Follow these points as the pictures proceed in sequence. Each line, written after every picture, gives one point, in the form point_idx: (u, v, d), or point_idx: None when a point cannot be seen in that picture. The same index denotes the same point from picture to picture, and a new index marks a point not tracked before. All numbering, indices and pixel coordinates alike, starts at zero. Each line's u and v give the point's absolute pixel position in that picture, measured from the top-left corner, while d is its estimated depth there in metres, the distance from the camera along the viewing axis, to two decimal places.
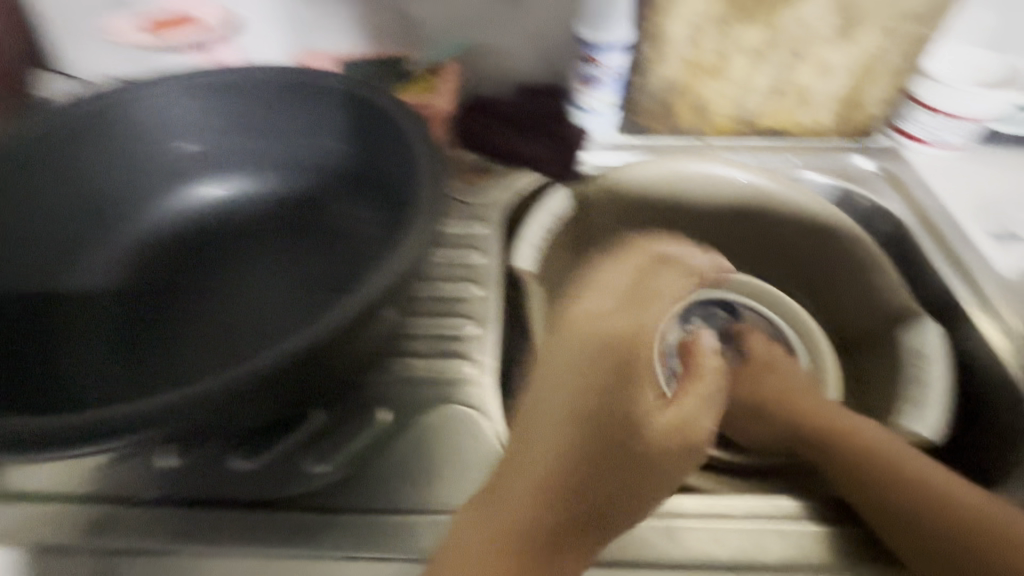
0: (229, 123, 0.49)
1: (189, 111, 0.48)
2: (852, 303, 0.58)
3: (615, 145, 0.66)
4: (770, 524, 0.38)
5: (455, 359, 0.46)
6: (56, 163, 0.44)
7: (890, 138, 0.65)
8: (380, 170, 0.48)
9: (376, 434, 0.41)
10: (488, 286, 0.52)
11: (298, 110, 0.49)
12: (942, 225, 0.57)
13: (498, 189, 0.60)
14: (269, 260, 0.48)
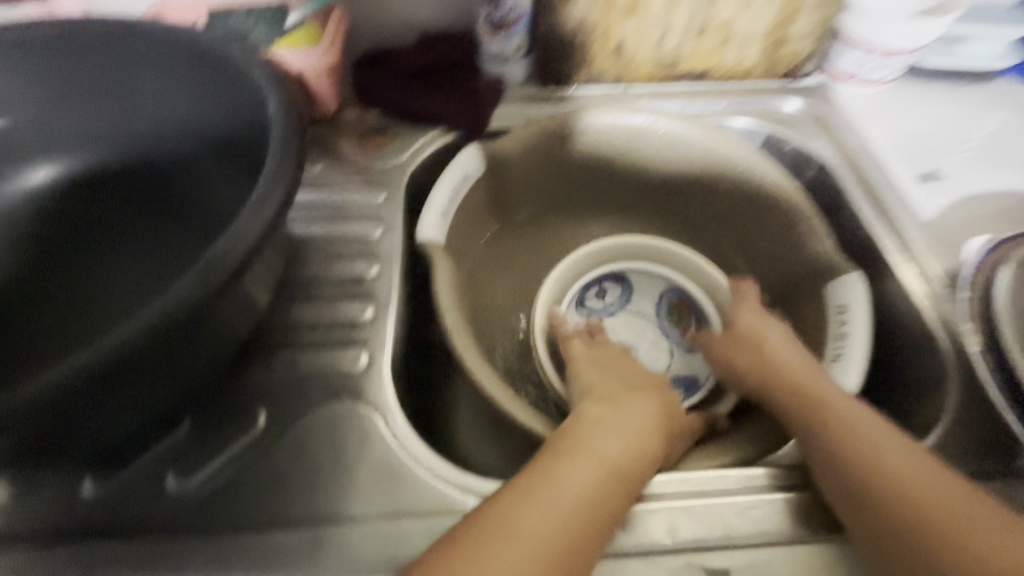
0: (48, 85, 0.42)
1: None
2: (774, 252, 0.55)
3: (531, 96, 0.60)
4: (688, 500, 0.35)
5: (340, 345, 0.41)
6: None
7: (821, 77, 0.63)
8: (247, 154, 0.41)
9: (252, 438, 0.37)
10: (384, 261, 0.46)
11: (132, 74, 0.42)
12: (867, 168, 0.54)
13: (401, 151, 0.54)
14: (124, 254, 0.44)
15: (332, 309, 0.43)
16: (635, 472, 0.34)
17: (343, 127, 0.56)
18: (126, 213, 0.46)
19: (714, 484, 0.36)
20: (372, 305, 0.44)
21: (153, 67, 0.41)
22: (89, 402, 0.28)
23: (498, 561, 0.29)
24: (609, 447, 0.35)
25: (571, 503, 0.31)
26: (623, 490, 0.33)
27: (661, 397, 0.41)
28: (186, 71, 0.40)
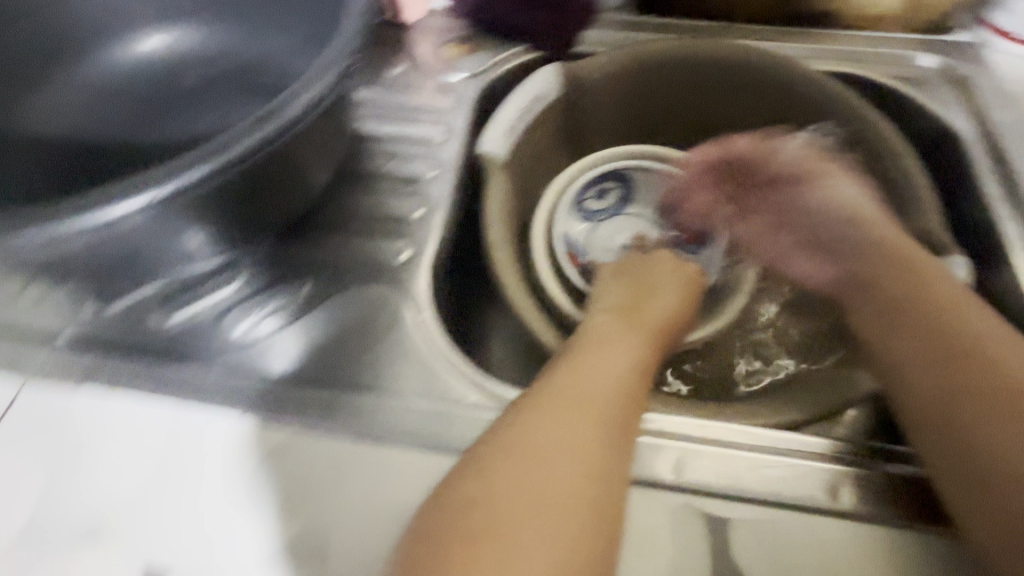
0: None
1: None
2: None
3: (624, 21, 0.56)
4: (703, 445, 0.33)
5: (386, 235, 0.43)
6: None
7: (976, 33, 0.53)
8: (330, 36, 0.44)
9: (295, 302, 0.39)
10: (443, 167, 0.47)
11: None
12: (1008, 143, 0.46)
13: (478, 64, 0.53)
14: (211, 122, 0.47)
15: (384, 202, 0.45)
16: (633, 383, 0.33)
17: (426, 34, 0.56)
18: (218, 84, 0.49)
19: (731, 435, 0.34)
20: (421, 205, 0.44)
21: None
22: (156, 226, 0.31)
23: (506, 471, 0.28)
24: (624, 341, 0.36)
25: (580, 412, 0.30)
26: (628, 404, 0.32)
27: (666, 315, 0.39)
28: None
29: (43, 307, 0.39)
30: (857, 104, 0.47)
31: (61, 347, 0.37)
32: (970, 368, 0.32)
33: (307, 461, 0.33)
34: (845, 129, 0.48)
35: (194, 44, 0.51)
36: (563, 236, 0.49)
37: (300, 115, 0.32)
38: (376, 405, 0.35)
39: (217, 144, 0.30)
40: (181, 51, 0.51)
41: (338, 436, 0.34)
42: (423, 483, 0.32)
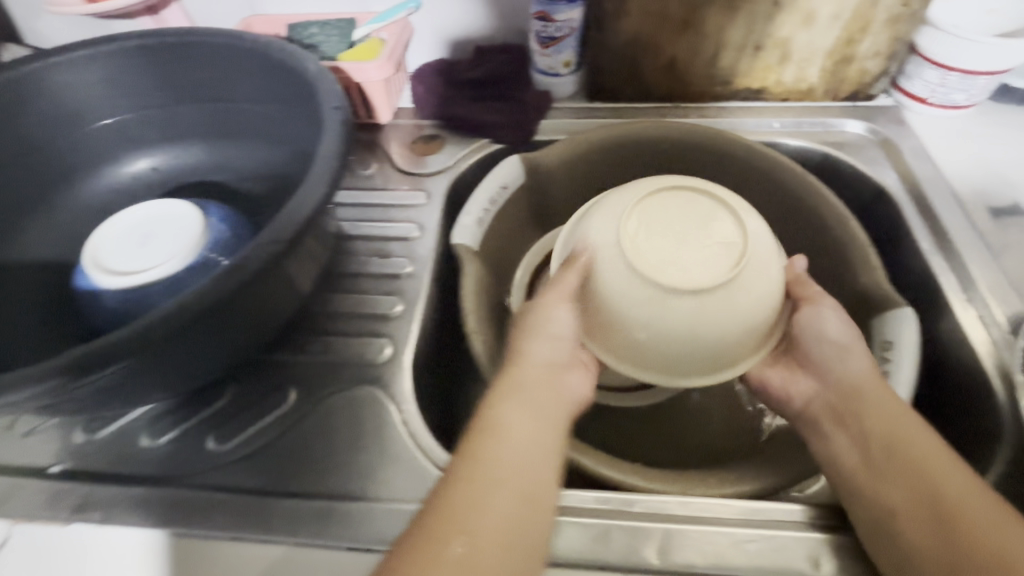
0: (171, 88, 0.50)
1: (128, 80, 0.49)
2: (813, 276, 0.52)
3: (577, 109, 0.61)
4: (686, 523, 0.34)
5: (366, 334, 0.45)
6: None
7: (892, 97, 0.58)
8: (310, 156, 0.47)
9: (282, 413, 0.40)
10: (420, 262, 0.50)
11: (240, 80, 0.49)
12: (934, 197, 0.50)
13: (447, 160, 0.57)
14: None
15: (362, 302, 0.47)
16: None
17: (396, 135, 0.61)
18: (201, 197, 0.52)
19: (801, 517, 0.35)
20: (395, 303, 0.47)
21: (257, 74, 0.48)
22: (160, 352, 0.34)
23: None
24: None
25: None
26: None
27: None
28: (274, 82, 0.47)
29: (31, 441, 0.40)
30: (797, 170, 0.51)
31: (49, 481, 0.37)
32: (908, 471, 0.33)
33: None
34: (790, 194, 0.52)
35: (196, 160, 0.54)
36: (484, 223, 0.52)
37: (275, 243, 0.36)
38: (366, 511, 0.36)
39: (211, 285, 0.35)
40: (185, 168, 0.54)
41: (326, 549, 0.34)
42: None
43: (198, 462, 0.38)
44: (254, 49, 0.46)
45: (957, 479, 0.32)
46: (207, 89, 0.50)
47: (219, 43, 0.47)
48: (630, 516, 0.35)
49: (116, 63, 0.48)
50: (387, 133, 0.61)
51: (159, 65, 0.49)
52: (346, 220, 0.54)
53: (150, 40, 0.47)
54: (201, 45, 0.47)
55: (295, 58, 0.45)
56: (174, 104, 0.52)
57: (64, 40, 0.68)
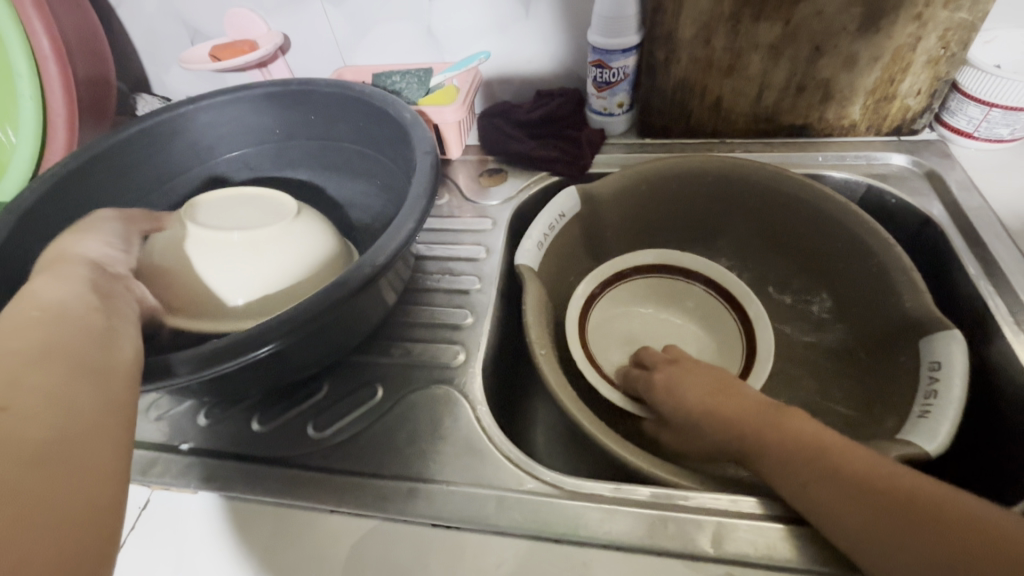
0: (284, 127, 0.59)
1: (252, 120, 0.59)
2: (860, 299, 0.55)
3: (629, 145, 0.67)
4: (736, 518, 0.37)
5: (441, 340, 0.51)
6: (148, 155, 0.55)
7: (936, 132, 0.61)
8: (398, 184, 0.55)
9: (370, 407, 0.46)
10: (487, 280, 0.56)
11: (342, 121, 0.57)
12: (981, 227, 0.52)
13: (512, 191, 0.64)
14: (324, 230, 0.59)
15: (438, 315, 0.53)
16: None
17: (464, 169, 0.68)
18: None
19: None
20: (465, 316, 0.53)
21: (359, 118, 0.56)
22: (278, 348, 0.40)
23: None
24: None
25: None
26: None
27: None
28: (370, 123, 0.55)
29: (162, 422, 0.47)
30: (842, 200, 0.55)
31: (180, 455, 0.44)
32: (864, 488, 0.33)
33: (388, 550, 0.38)
34: (836, 222, 0.55)
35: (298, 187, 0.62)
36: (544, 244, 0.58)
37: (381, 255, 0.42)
38: (442, 494, 0.40)
39: (330, 289, 0.41)
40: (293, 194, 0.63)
41: (407, 523, 0.39)
42: (492, 563, 0.37)
43: (301, 448, 0.44)
44: (362, 97, 0.54)
45: (906, 473, 0.33)
46: (314, 129, 0.59)
47: (329, 92, 0.55)
48: (685, 510, 0.38)
49: (245, 105, 0.57)
50: (456, 167, 0.69)
51: (279, 109, 0.58)
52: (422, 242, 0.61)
53: (274, 88, 0.56)
54: (313, 93, 0.56)
55: (392, 104, 0.52)
56: (285, 140, 0.61)
57: (187, 89, 0.80)
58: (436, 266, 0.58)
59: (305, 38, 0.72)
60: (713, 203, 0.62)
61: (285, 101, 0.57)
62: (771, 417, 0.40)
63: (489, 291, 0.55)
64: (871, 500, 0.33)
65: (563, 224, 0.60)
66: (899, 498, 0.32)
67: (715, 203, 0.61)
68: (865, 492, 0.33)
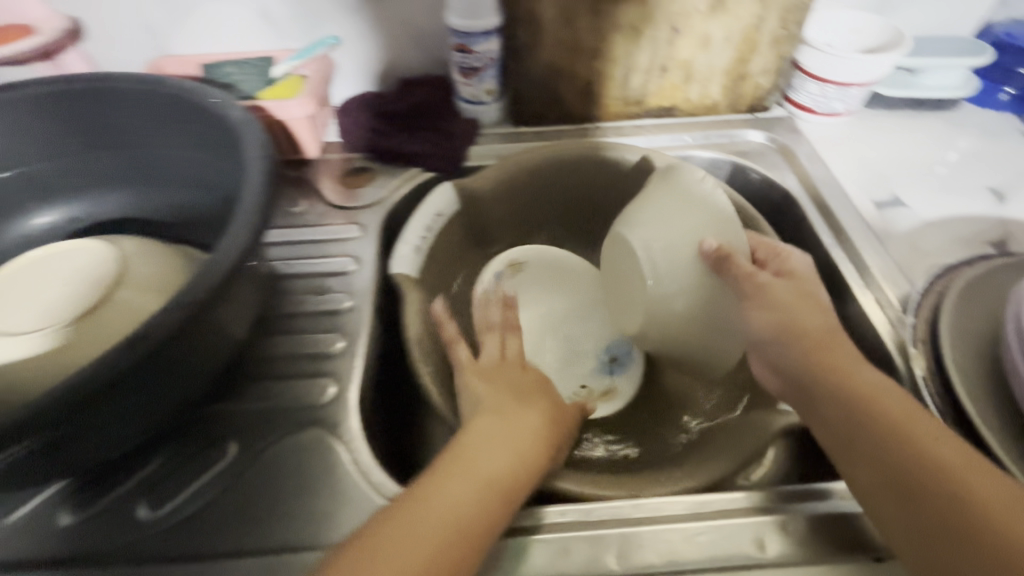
0: (77, 136, 0.48)
1: (26, 130, 0.46)
2: None
3: (504, 134, 0.63)
4: (641, 525, 0.36)
5: (306, 373, 0.44)
6: None
7: (785, 109, 0.65)
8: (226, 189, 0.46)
9: (222, 468, 0.39)
10: (359, 295, 0.49)
11: (152, 124, 0.47)
12: (829, 196, 0.55)
13: (382, 192, 0.58)
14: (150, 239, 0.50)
15: (301, 344, 0.46)
16: None
17: (325, 170, 0.60)
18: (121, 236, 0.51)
19: (748, 503, 0.37)
20: (334, 340, 0.46)
21: (177, 120, 0.46)
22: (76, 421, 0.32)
23: None
24: None
25: None
26: None
27: None
28: (188, 124, 0.45)
29: None
30: None
31: None
32: (902, 469, 0.33)
33: None
34: None
35: (114, 206, 0.51)
36: (423, 249, 0.53)
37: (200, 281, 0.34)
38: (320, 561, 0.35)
39: (136, 332, 0.32)
40: (101, 221, 0.51)
41: None
42: None
43: (130, 535, 0.36)
44: (177, 94, 0.44)
45: (959, 462, 0.32)
46: (118, 136, 0.48)
47: (129, 89, 0.45)
48: (588, 526, 0.36)
49: (13, 112, 0.44)
50: (315, 168, 0.61)
51: (63, 114, 0.46)
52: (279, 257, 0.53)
53: (51, 88, 0.44)
54: (107, 90, 0.45)
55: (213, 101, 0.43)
56: (83, 152, 0.49)
57: None
58: (298, 284, 0.51)
59: (104, 22, 0.59)
60: (596, 189, 0.60)
61: (70, 104, 0.45)
62: (843, 362, 0.39)
63: (363, 307, 0.48)
64: (901, 481, 0.33)
65: (442, 224, 0.55)
66: (925, 486, 0.32)
67: (596, 189, 0.60)
68: (890, 471, 0.34)
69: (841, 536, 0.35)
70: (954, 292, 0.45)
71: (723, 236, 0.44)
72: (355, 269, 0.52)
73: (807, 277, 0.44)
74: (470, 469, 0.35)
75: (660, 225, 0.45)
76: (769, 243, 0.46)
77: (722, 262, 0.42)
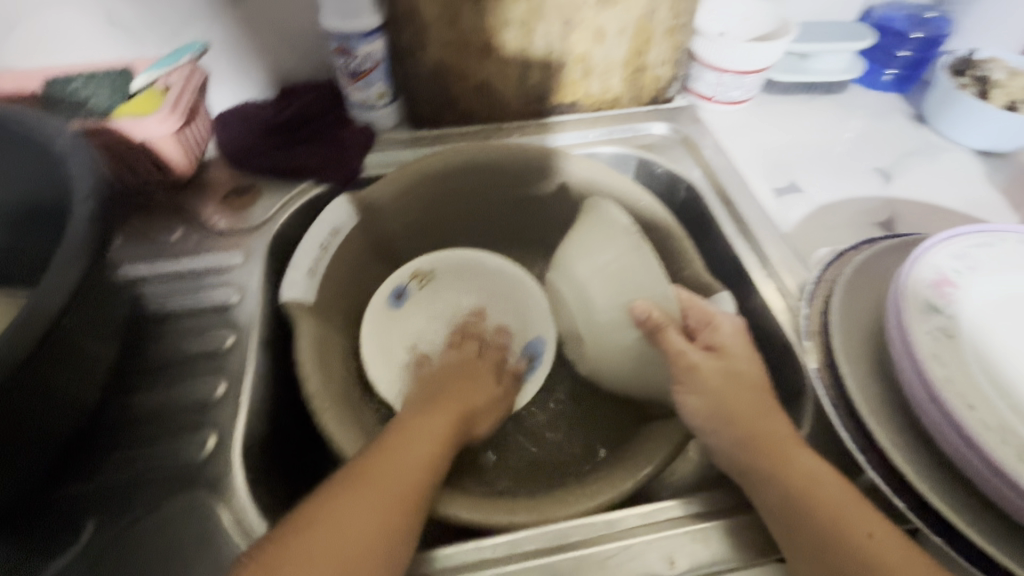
0: None
1: None
2: None
3: (402, 139, 0.60)
4: (556, 556, 0.34)
5: (183, 428, 0.39)
6: None
7: (687, 98, 0.65)
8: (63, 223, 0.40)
9: (79, 552, 0.34)
10: (244, 331, 0.45)
11: None
12: (730, 186, 0.55)
13: (268, 212, 0.53)
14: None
15: (176, 394, 0.41)
16: None
17: (204, 191, 0.55)
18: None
19: (658, 516, 0.36)
20: (215, 386, 0.42)
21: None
22: None
23: None
24: None
25: None
26: None
27: None
28: (8, 154, 0.39)
29: None
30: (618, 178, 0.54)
31: None
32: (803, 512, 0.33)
33: None
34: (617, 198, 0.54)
35: None
36: (318, 271, 0.48)
37: (2, 347, 0.28)
38: None
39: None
40: None
41: None
42: None
43: None
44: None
45: (843, 498, 0.33)
46: None
47: None
48: (501, 563, 0.34)
49: None
50: (192, 190, 0.55)
51: None
52: (153, 293, 0.47)
53: None
54: None
55: (35, 126, 0.37)
56: None
57: None
58: (174, 324, 0.45)
59: None
60: (505, 192, 0.57)
61: None
62: (751, 407, 0.37)
63: (250, 345, 0.44)
64: (802, 523, 0.32)
65: (338, 243, 0.50)
66: (824, 526, 0.32)
67: (506, 192, 0.57)
68: (793, 514, 0.33)
69: (753, 539, 0.35)
70: (848, 272, 0.44)
71: (653, 297, 0.41)
72: (240, 303, 0.47)
73: (738, 351, 0.40)
74: (386, 480, 0.34)
75: (596, 267, 0.45)
76: (699, 310, 0.42)
77: (655, 331, 0.40)
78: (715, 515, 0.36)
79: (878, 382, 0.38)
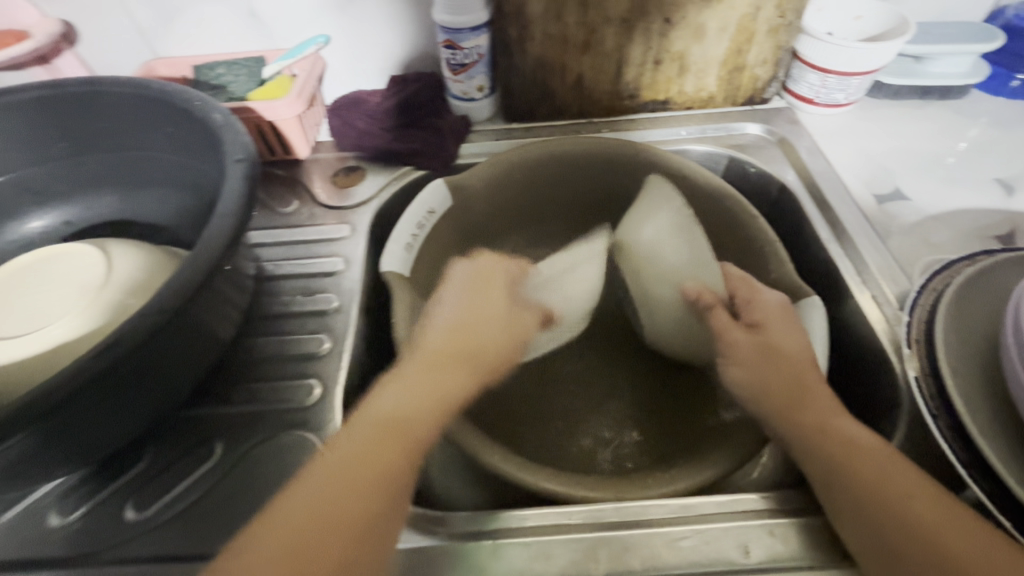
0: (71, 139, 0.48)
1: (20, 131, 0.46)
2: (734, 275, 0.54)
3: (496, 131, 0.63)
4: (625, 531, 0.35)
5: (293, 375, 0.44)
6: None
7: (785, 100, 0.63)
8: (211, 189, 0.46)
9: (206, 470, 0.39)
10: (347, 296, 0.50)
11: (137, 124, 0.47)
12: (827, 190, 0.54)
13: (372, 191, 0.57)
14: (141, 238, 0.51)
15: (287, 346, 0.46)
16: None
17: (317, 169, 0.60)
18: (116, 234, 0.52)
19: (732, 507, 0.36)
20: (321, 343, 0.46)
21: (163, 123, 0.46)
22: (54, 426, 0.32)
23: None
24: None
25: None
26: None
27: None
28: (173, 125, 0.45)
29: None
30: (710, 176, 0.54)
31: None
32: (858, 467, 0.33)
33: None
34: (706, 197, 0.54)
35: (108, 208, 0.52)
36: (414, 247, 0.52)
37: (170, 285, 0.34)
38: None
39: (112, 334, 0.32)
40: (95, 223, 0.52)
41: None
42: None
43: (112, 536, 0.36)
44: (160, 96, 0.44)
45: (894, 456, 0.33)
46: (108, 135, 0.48)
47: (114, 87, 0.45)
48: (571, 530, 0.35)
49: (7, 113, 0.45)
50: (306, 168, 0.61)
51: (55, 115, 0.46)
52: (269, 257, 0.53)
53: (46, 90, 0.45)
54: (94, 88, 0.45)
55: (195, 103, 0.43)
56: (77, 154, 0.49)
57: None
58: (286, 286, 0.51)
59: (95, 25, 0.59)
60: (593, 185, 0.59)
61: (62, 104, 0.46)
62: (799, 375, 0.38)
63: (351, 310, 0.48)
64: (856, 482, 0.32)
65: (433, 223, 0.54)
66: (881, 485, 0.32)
67: (593, 185, 0.59)
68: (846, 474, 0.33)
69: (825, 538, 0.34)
70: (960, 280, 0.42)
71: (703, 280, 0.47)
72: (344, 271, 0.51)
73: (782, 324, 0.41)
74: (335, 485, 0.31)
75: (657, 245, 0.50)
76: (745, 289, 0.44)
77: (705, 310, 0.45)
78: (790, 513, 0.36)
79: (984, 399, 0.36)
